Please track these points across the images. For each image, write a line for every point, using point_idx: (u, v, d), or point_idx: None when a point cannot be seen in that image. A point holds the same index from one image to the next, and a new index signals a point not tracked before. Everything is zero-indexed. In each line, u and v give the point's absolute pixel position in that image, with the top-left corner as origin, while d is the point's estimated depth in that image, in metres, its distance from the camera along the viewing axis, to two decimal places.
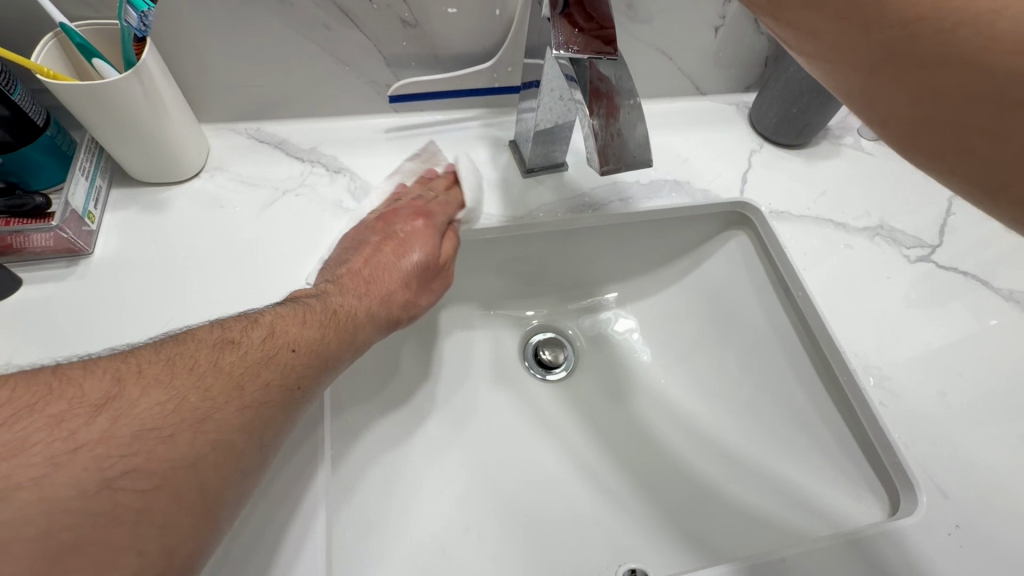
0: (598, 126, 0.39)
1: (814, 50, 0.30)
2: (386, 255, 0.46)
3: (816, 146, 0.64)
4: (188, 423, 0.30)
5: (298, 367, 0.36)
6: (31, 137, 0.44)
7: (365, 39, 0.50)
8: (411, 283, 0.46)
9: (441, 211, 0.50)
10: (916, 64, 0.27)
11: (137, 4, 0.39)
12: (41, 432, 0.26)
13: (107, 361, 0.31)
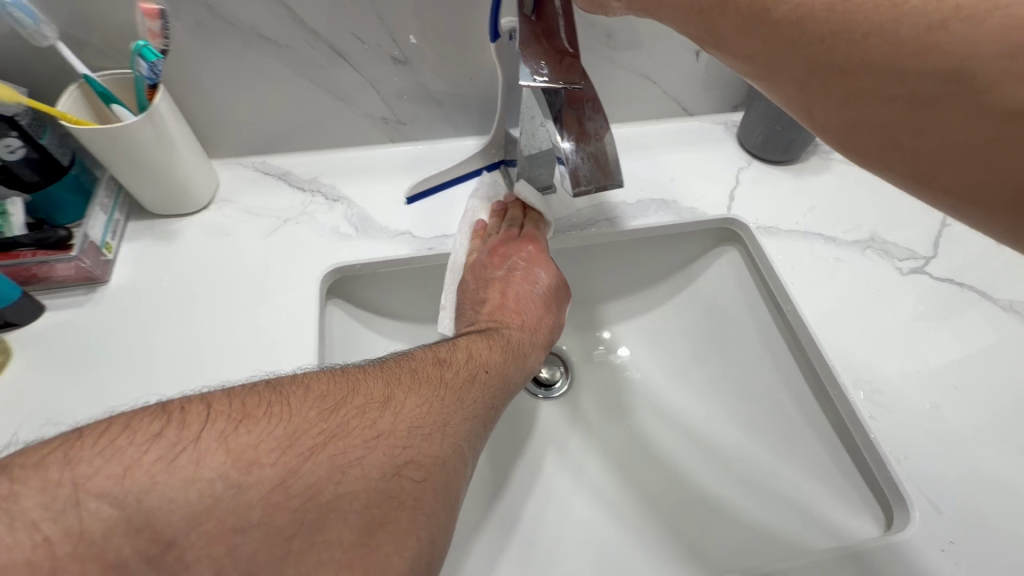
0: (569, 152, 0.41)
1: (755, 71, 0.35)
2: (520, 284, 0.54)
3: (806, 161, 0.64)
4: (437, 425, 0.37)
5: (490, 385, 0.44)
6: (57, 177, 0.48)
7: (359, 76, 0.54)
8: (547, 302, 0.54)
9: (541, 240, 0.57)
10: (831, 70, 0.31)
11: (146, 55, 0.43)
12: (353, 420, 0.34)
13: (372, 369, 0.39)
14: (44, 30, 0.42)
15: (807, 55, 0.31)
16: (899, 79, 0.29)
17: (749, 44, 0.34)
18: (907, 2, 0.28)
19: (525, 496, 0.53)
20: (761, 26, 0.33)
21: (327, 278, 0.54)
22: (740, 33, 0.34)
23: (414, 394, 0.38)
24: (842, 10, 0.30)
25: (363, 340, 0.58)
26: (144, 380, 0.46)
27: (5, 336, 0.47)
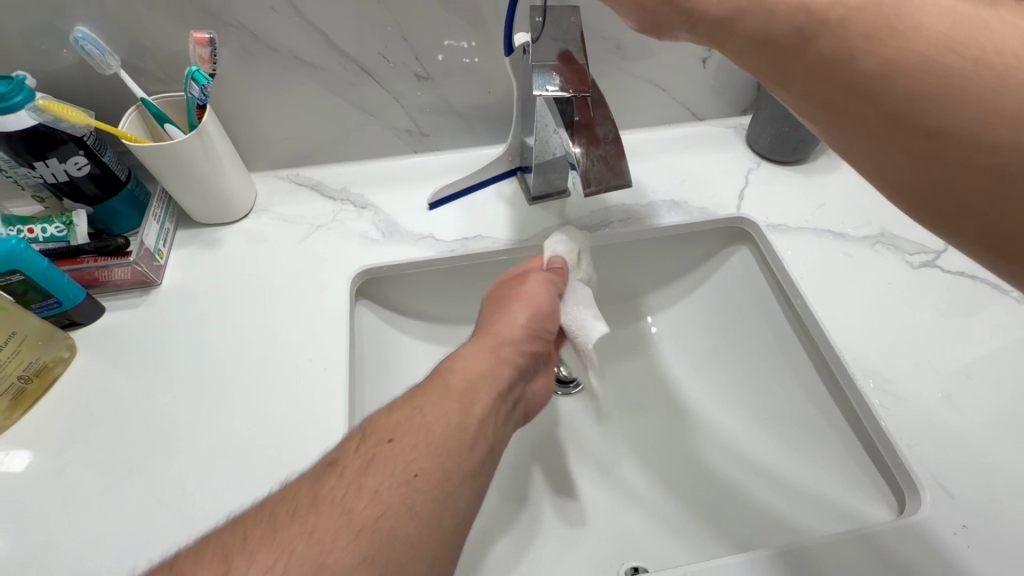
0: (580, 155, 0.44)
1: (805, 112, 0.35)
2: (494, 314, 0.49)
3: (815, 161, 0.66)
4: (366, 533, 0.31)
5: (423, 458, 0.36)
6: (116, 190, 0.53)
7: (385, 92, 0.58)
8: (519, 332, 0.47)
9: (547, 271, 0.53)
10: (919, 128, 0.30)
11: (199, 79, 0.47)
12: (292, 529, 0.31)
13: (347, 452, 0.35)
14: (110, 60, 0.48)
15: (878, 102, 0.31)
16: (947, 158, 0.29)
17: (816, 83, 0.33)
18: (1015, 73, 0.27)
19: (546, 486, 0.56)
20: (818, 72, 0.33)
21: (357, 280, 0.57)
22: (816, 77, 0.33)
23: (482, 397, 0.41)
24: (939, 69, 0.29)
25: (391, 338, 0.61)
26: (129, 394, 0.49)
27: (72, 335, 0.51)
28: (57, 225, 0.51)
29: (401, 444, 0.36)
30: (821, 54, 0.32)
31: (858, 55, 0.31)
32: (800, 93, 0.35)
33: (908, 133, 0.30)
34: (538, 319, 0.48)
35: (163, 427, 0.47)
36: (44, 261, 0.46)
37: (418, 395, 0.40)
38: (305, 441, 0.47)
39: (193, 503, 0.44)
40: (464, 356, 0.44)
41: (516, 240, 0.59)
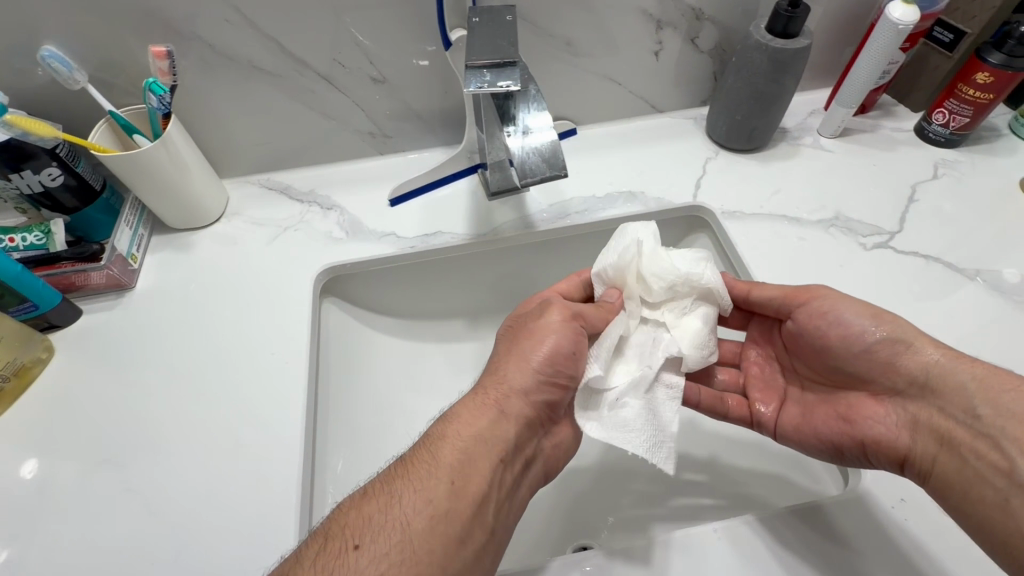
0: (515, 150, 0.45)
1: (833, 446, 0.47)
2: (504, 351, 0.47)
3: (773, 148, 0.67)
4: None
5: (408, 547, 0.35)
6: (92, 200, 0.56)
7: (344, 97, 0.60)
8: (530, 380, 0.44)
9: (578, 306, 0.49)
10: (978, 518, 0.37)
11: (155, 89, 0.50)
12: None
13: (380, 509, 0.37)
14: (77, 76, 0.51)
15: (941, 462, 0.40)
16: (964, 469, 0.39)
17: (885, 419, 0.44)
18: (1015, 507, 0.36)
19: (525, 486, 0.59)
20: (854, 418, 0.46)
21: (320, 278, 0.60)
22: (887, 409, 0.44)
23: (479, 469, 0.39)
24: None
25: (362, 334, 0.64)
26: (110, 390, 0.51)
27: (51, 337, 0.54)
28: (36, 234, 0.54)
29: (376, 516, 0.37)
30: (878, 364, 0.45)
31: (884, 421, 0.44)
32: (852, 424, 0.46)
33: (952, 492, 0.39)
34: (551, 366, 0.45)
35: (136, 421, 0.50)
36: (19, 266, 0.49)
37: (397, 466, 0.40)
38: (270, 431, 0.49)
39: (161, 492, 0.46)
40: (461, 407, 0.43)
41: (474, 234, 0.61)
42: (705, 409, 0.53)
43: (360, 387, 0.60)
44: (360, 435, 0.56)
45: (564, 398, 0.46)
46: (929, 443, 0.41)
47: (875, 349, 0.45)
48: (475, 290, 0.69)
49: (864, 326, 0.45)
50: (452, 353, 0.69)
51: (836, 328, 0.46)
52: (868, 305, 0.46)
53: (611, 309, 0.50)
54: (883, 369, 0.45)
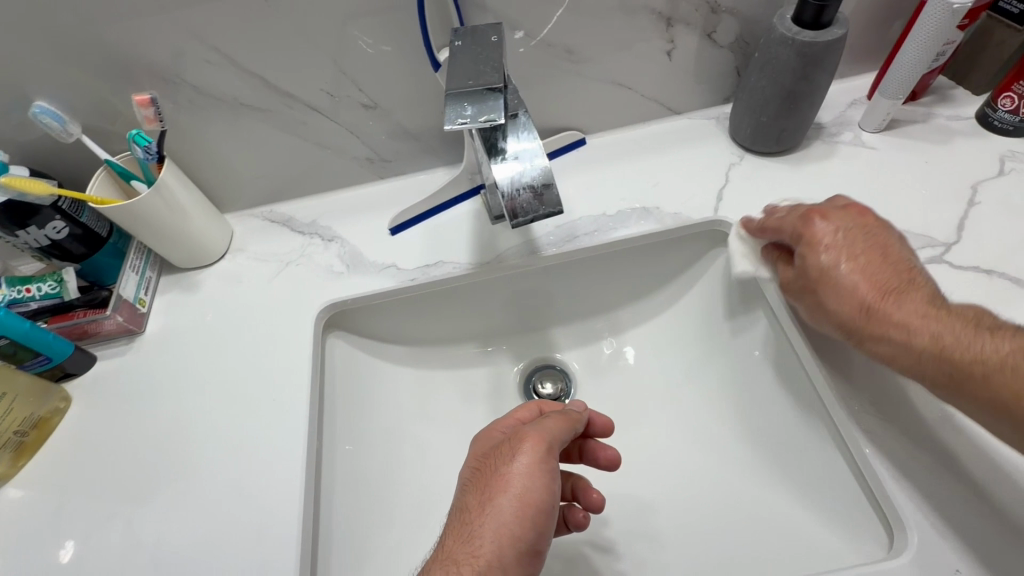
0: (504, 185, 0.41)
1: (851, 327, 0.43)
2: (474, 501, 0.42)
3: (806, 148, 0.60)
4: None
5: None
6: (99, 246, 0.57)
7: (336, 125, 0.58)
8: (500, 540, 0.40)
9: (550, 432, 0.45)
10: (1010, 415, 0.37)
11: (139, 140, 0.50)
12: None
13: None
14: (70, 128, 0.51)
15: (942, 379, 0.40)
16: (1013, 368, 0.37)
17: (914, 326, 0.41)
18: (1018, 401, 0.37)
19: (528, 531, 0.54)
20: (837, 279, 0.44)
21: (323, 314, 0.59)
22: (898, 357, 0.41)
23: None
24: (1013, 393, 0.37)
25: (370, 367, 0.62)
26: (121, 438, 0.52)
27: (67, 385, 0.56)
28: (50, 283, 0.55)
29: None
30: (914, 263, 0.44)
31: (910, 331, 0.41)
32: (823, 267, 0.45)
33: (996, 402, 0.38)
34: (525, 526, 0.41)
35: (148, 472, 0.50)
36: (26, 324, 0.49)
37: None
38: (273, 481, 0.49)
39: (168, 547, 0.46)
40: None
41: (476, 262, 0.58)
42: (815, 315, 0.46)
43: (369, 423, 0.59)
44: (368, 476, 0.55)
45: (539, 568, 0.42)
46: (947, 355, 0.39)
47: (865, 270, 0.43)
48: (485, 315, 0.66)
49: (860, 248, 0.44)
50: (465, 380, 0.67)
51: (834, 295, 0.44)
52: (836, 258, 0.44)
53: (574, 420, 0.48)
54: (885, 281, 0.43)
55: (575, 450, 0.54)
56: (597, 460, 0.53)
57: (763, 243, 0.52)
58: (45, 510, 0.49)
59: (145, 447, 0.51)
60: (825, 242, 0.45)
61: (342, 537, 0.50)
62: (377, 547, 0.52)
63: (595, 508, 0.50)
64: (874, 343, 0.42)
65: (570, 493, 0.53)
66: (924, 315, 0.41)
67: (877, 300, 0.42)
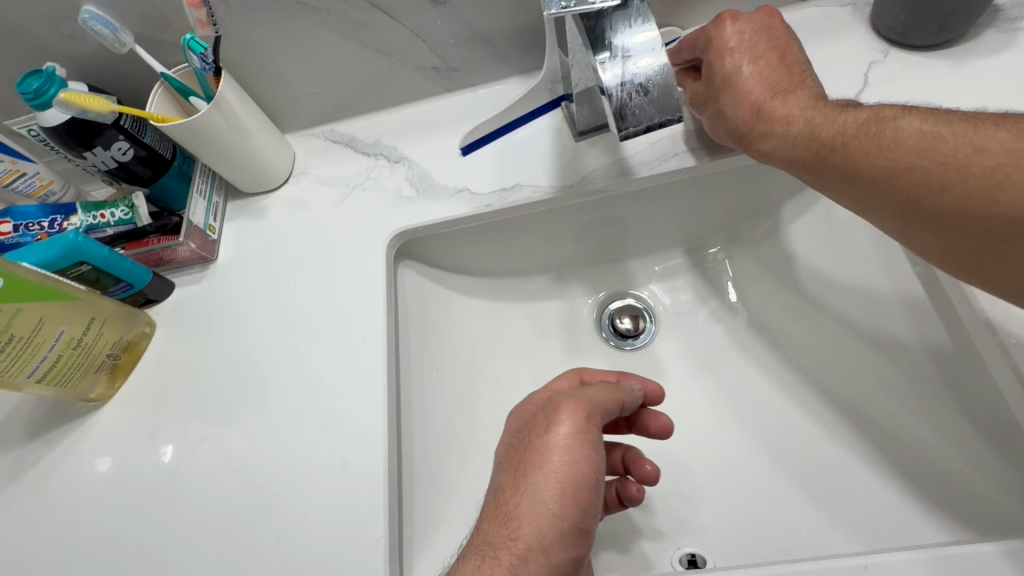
0: (613, 87, 0.35)
1: (745, 131, 0.44)
2: (510, 482, 0.39)
3: (974, 39, 0.48)
4: None
5: None
6: (164, 169, 0.54)
7: (400, 26, 0.51)
8: (544, 521, 0.37)
9: (589, 400, 0.42)
10: (925, 194, 0.38)
11: (195, 47, 0.46)
12: None
13: None
14: (122, 37, 0.46)
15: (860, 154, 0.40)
16: (876, 133, 0.40)
17: (795, 115, 0.42)
18: (932, 167, 0.38)
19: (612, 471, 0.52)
20: (732, 63, 0.44)
21: (393, 242, 0.55)
22: (823, 160, 0.42)
23: None
24: (929, 168, 0.38)
25: (441, 299, 0.59)
26: (208, 365, 0.52)
27: (150, 311, 0.56)
28: (122, 209, 0.54)
29: None
30: (808, 69, 0.44)
31: (791, 120, 0.42)
32: (728, 72, 0.44)
33: (867, 163, 0.40)
34: (568, 505, 0.38)
35: (234, 398, 0.50)
36: (105, 250, 0.49)
37: None
38: (355, 413, 0.48)
39: (260, 472, 0.47)
40: (464, 572, 0.36)
41: (558, 186, 0.52)
42: (735, 136, 0.45)
43: (444, 355, 0.57)
44: (445, 411, 0.54)
45: (588, 549, 0.39)
46: (819, 137, 0.41)
47: (759, 69, 0.44)
48: (562, 244, 0.61)
49: (761, 48, 0.44)
50: (538, 313, 0.63)
51: (790, 124, 0.42)
52: (767, 41, 0.44)
53: (623, 390, 0.44)
54: (775, 83, 0.44)
55: (624, 419, 0.51)
56: (648, 430, 0.51)
57: (679, 70, 0.50)
58: (142, 433, 0.50)
59: (230, 376, 0.51)
60: (733, 47, 0.44)
61: (424, 470, 0.50)
62: (452, 478, 0.52)
63: (649, 480, 0.47)
64: (761, 142, 0.44)
65: (623, 464, 0.51)
66: (808, 106, 0.43)
67: (770, 101, 0.43)
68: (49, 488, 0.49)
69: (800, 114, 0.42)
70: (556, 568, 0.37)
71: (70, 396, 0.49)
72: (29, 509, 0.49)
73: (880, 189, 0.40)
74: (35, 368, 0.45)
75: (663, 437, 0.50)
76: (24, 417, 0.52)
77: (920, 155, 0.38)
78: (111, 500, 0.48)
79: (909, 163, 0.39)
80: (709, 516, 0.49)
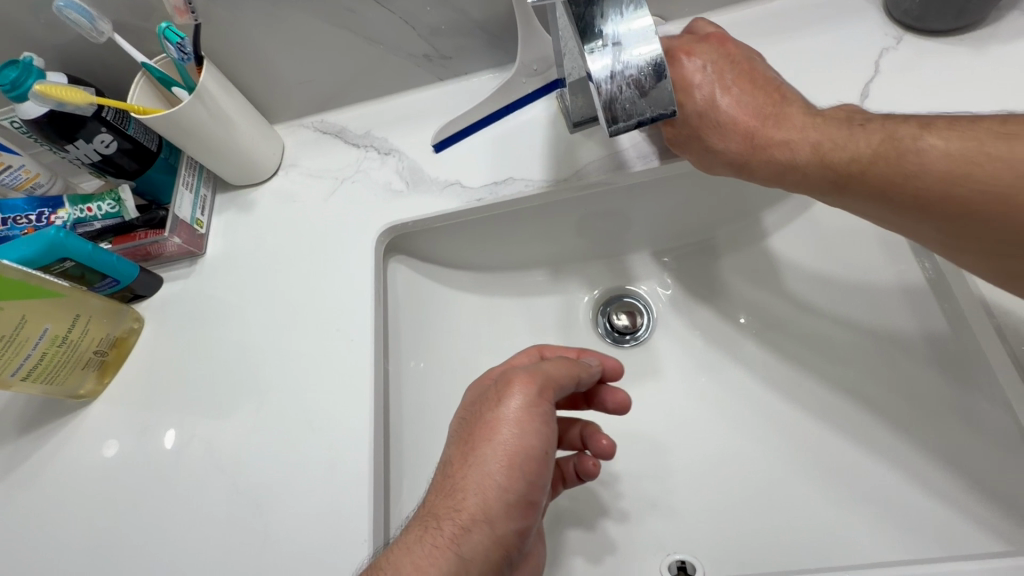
0: (602, 79, 0.33)
1: (742, 162, 0.42)
2: (458, 455, 0.38)
3: (995, 24, 0.45)
4: None
5: None
6: (151, 161, 0.53)
7: (388, 13, 0.49)
8: (490, 493, 0.37)
9: (543, 374, 0.41)
10: (964, 219, 0.35)
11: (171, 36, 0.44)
12: None
13: None
14: (99, 26, 0.45)
15: (883, 176, 0.37)
16: (897, 156, 0.37)
17: (795, 140, 0.41)
18: (971, 192, 0.34)
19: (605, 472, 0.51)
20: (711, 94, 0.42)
21: (384, 237, 0.54)
22: (840, 180, 0.39)
23: None
24: (968, 193, 0.34)
25: (433, 294, 0.58)
26: (196, 361, 0.52)
27: (139, 306, 0.55)
28: (109, 202, 0.53)
29: None
30: (782, 84, 0.43)
31: (793, 146, 0.40)
32: (706, 106, 0.42)
33: (893, 192, 0.37)
34: (516, 479, 0.37)
35: (222, 396, 0.50)
36: (88, 245, 0.48)
37: None
38: (342, 412, 0.47)
39: (245, 471, 0.47)
40: (405, 542, 0.35)
41: (552, 179, 0.51)
42: (736, 164, 0.43)
43: (436, 352, 0.56)
44: (436, 409, 0.53)
45: (535, 521, 0.38)
46: (830, 158, 0.39)
47: (735, 98, 0.42)
48: (558, 238, 0.59)
49: (729, 77, 0.42)
50: (533, 308, 0.62)
51: (790, 146, 0.41)
52: (739, 73, 0.42)
53: (580, 367, 0.43)
54: (759, 108, 0.42)
55: (583, 396, 0.51)
56: (606, 406, 0.50)
57: None
58: (130, 430, 0.50)
59: (218, 373, 0.51)
60: (699, 81, 0.42)
61: (413, 469, 0.49)
62: None
63: (604, 454, 0.47)
64: (765, 168, 0.42)
65: (580, 440, 0.50)
66: (805, 125, 0.41)
67: (762, 127, 0.41)
68: (41, 485, 0.49)
69: (802, 137, 0.40)
70: (500, 541, 0.36)
71: (59, 393, 0.49)
72: (20, 505, 0.49)
73: (916, 212, 0.37)
74: (19, 366, 0.45)
75: (619, 412, 0.50)
76: (15, 413, 0.52)
77: (952, 181, 0.35)
78: (99, 497, 0.48)
79: (940, 192, 0.35)
80: (706, 520, 0.48)
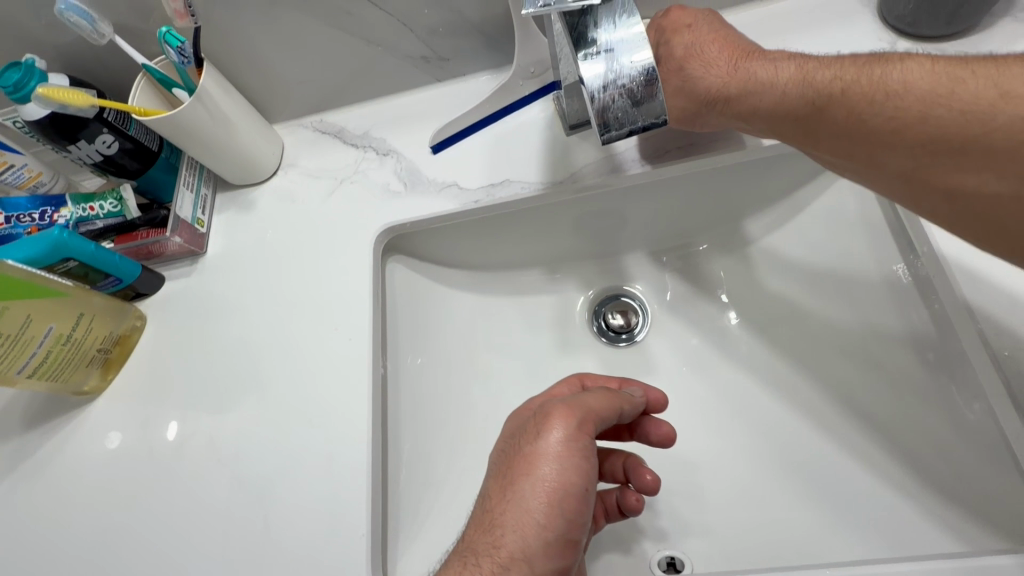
0: (595, 88, 0.34)
1: (721, 91, 0.43)
2: (500, 489, 0.39)
3: (987, 29, 0.46)
4: None
5: None
6: (152, 161, 0.54)
7: (386, 15, 0.49)
8: (536, 529, 0.37)
9: (584, 406, 0.42)
10: (943, 141, 0.35)
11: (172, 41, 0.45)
12: None
13: None
14: (101, 28, 0.45)
15: (862, 99, 0.38)
16: (875, 81, 0.38)
17: (778, 68, 0.42)
18: (945, 109, 0.35)
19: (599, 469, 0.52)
20: (698, 33, 0.44)
21: (382, 237, 0.55)
22: (819, 110, 0.40)
23: None
24: (953, 114, 0.35)
25: (431, 293, 0.59)
26: (198, 360, 0.53)
27: (142, 304, 0.56)
28: (111, 201, 0.53)
29: None
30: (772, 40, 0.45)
31: (776, 74, 0.41)
32: (689, 45, 0.44)
33: (870, 112, 0.37)
34: (559, 515, 0.38)
35: (224, 393, 0.51)
36: (91, 245, 0.48)
37: None
38: (341, 411, 0.48)
39: (246, 466, 0.48)
40: None
41: (547, 181, 0.51)
42: (715, 97, 0.43)
43: (434, 350, 0.57)
44: (433, 406, 0.54)
45: (576, 560, 0.39)
46: (810, 83, 0.40)
47: (722, 38, 0.44)
48: (554, 239, 0.60)
49: (720, 25, 0.45)
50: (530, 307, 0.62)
51: (767, 77, 0.41)
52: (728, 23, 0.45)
53: (617, 398, 0.44)
54: (745, 47, 0.44)
55: (625, 426, 0.51)
56: (650, 437, 0.50)
57: None
58: (133, 426, 0.51)
59: (220, 373, 0.52)
60: (689, 23, 0.44)
61: (409, 467, 0.50)
62: (441, 474, 0.52)
63: (649, 490, 0.47)
64: (745, 100, 0.42)
65: (624, 474, 0.50)
66: (792, 59, 0.42)
67: (744, 62, 0.43)
68: (46, 480, 0.50)
69: (783, 69, 0.41)
70: None
71: (63, 389, 0.50)
72: (27, 500, 0.50)
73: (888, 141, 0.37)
74: (26, 363, 0.46)
75: (664, 445, 0.50)
76: (21, 408, 0.53)
77: (932, 104, 0.36)
78: (103, 491, 0.49)
79: (917, 113, 0.36)
80: (695, 519, 0.48)
